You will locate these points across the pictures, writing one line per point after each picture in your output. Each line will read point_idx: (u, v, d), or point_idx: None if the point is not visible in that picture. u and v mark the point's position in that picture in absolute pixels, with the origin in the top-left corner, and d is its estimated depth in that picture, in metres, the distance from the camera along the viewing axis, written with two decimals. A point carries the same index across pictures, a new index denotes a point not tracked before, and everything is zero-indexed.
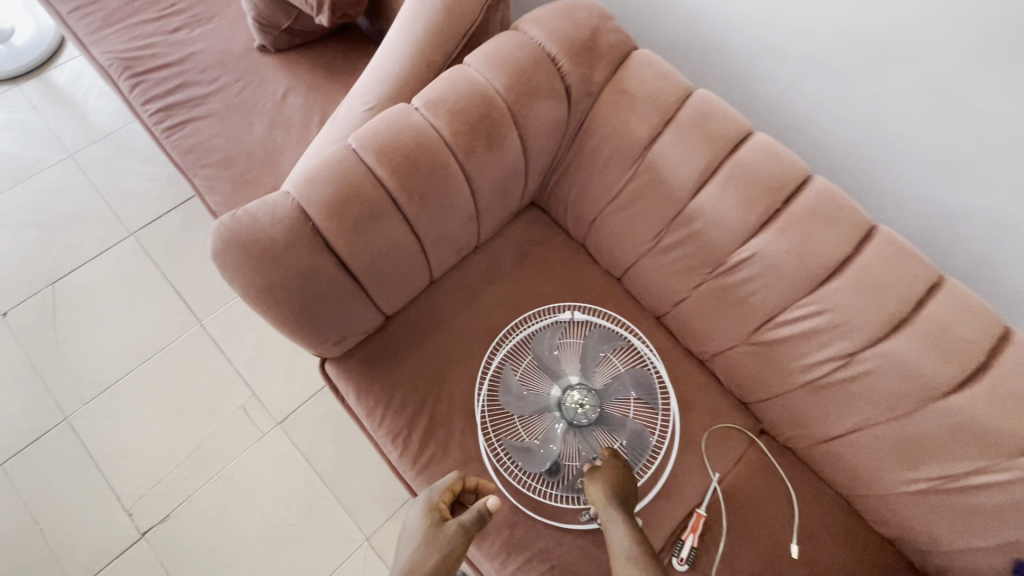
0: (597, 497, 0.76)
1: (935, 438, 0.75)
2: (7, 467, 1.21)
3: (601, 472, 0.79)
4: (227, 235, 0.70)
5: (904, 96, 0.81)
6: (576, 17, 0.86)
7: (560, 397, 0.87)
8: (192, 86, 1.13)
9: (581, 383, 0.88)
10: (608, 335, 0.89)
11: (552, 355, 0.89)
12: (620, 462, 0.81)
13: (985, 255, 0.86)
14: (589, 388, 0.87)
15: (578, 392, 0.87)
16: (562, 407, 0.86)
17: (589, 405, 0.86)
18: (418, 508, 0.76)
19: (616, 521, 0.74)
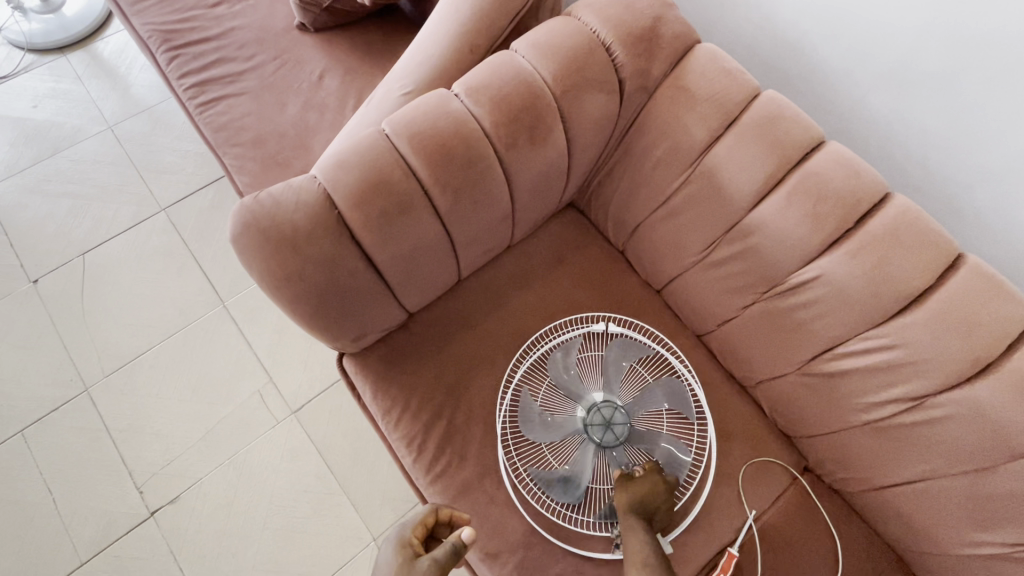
0: (622, 506, 0.73)
1: (1015, 499, 0.66)
2: (26, 434, 1.22)
3: (631, 482, 0.75)
4: (248, 218, 0.66)
5: (1008, 109, 0.71)
6: (636, 5, 0.79)
7: (585, 415, 0.83)
8: (229, 62, 1.10)
9: (607, 400, 0.84)
10: (629, 343, 0.85)
11: (572, 373, 0.85)
12: (658, 478, 0.76)
13: None
14: (616, 405, 0.83)
15: (604, 410, 0.83)
16: (589, 429, 0.82)
17: (617, 423, 0.82)
18: (389, 546, 0.69)
19: (636, 533, 0.72)
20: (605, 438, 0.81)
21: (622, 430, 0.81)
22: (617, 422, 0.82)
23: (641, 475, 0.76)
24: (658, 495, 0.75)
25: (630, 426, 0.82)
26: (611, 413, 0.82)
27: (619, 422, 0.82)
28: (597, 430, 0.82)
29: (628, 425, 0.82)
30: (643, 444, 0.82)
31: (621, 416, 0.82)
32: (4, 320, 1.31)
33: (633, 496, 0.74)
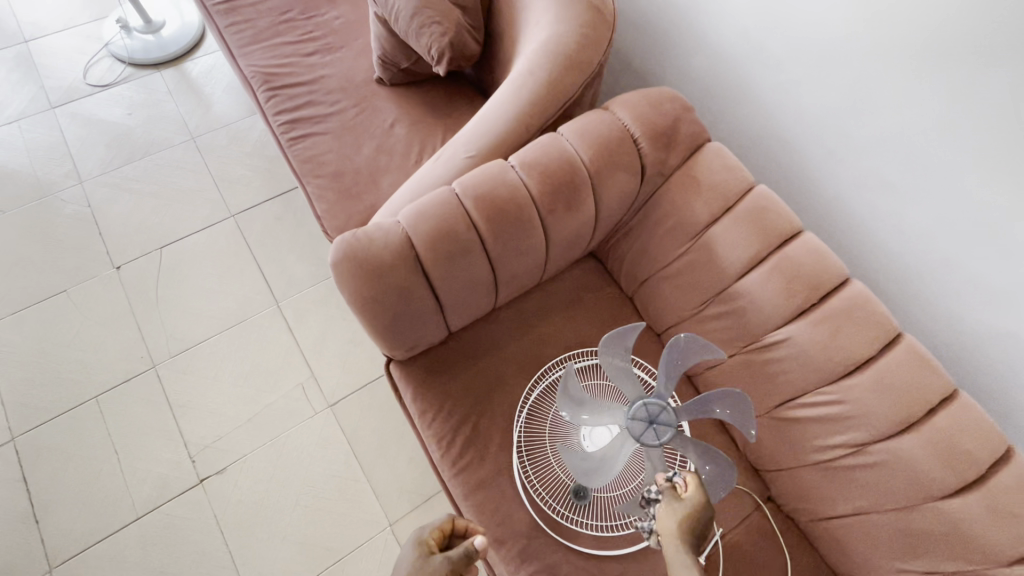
0: (667, 529, 0.70)
1: (929, 535, 0.82)
2: (101, 400, 1.40)
3: (668, 499, 0.73)
4: (346, 250, 0.85)
5: (949, 221, 0.91)
6: (661, 107, 0.99)
7: (632, 411, 0.80)
8: (317, 105, 1.31)
9: (658, 401, 0.80)
10: (696, 345, 0.76)
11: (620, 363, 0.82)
12: (700, 498, 0.72)
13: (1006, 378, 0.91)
14: (666, 407, 0.80)
15: (651, 407, 0.80)
16: (631, 423, 0.80)
17: (663, 426, 0.78)
18: (407, 543, 0.76)
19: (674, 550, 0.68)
20: (648, 440, 0.78)
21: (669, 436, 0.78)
22: (664, 427, 0.78)
23: (685, 495, 0.72)
24: (698, 513, 0.70)
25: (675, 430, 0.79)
26: (658, 411, 0.79)
27: (666, 429, 0.78)
28: (641, 430, 0.79)
29: (675, 429, 0.78)
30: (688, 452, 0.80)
31: (671, 420, 0.79)
32: (88, 299, 1.51)
33: (668, 511, 0.72)
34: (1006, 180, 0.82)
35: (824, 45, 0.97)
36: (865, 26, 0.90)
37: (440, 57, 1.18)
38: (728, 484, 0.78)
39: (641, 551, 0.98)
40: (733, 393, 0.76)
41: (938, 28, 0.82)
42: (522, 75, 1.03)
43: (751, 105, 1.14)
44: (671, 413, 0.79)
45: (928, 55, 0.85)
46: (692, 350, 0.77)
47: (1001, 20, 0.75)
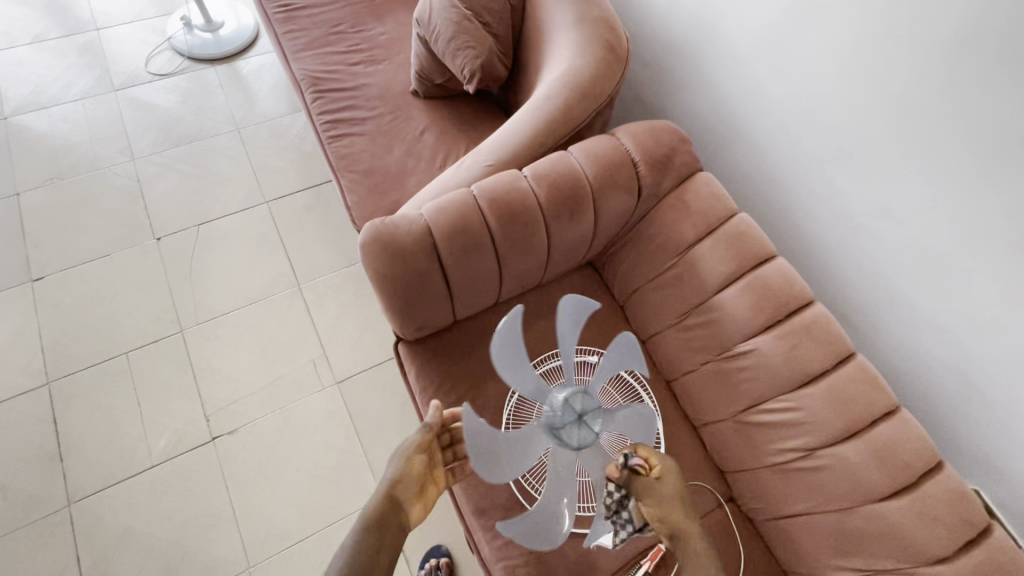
0: (676, 515, 0.83)
1: (865, 536, 0.92)
2: (131, 356, 1.53)
3: (668, 495, 0.83)
4: (375, 233, 0.98)
5: (906, 260, 1.07)
6: (661, 136, 1.12)
7: (555, 415, 0.77)
8: (357, 109, 1.46)
9: (573, 393, 0.78)
10: (575, 304, 0.76)
11: (513, 367, 0.75)
12: (673, 471, 0.84)
13: (949, 393, 1.07)
14: (581, 394, 0.78)
15: (572, 403, 0.77)
16: (564, 430, 0.76)
17: (588, 413, 0.78)
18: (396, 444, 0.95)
19: (696, 543, 0.83)
20: (587, 434, 0.77)
21: (598, 418, 0.78)
22: (590, 413, 0.77)
23: (667, 478, 0.83)
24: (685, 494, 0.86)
25: (598, 411, 0.79)
26: (579, 403, 0.78)
27: (592, 413, 0.78)
28: (575, 431, 0.76)
29: (598, 410, 0.79)
30: (617, 425, 0.80)
31: (592, 402, 0.78)
32: (129, 264, 1.65)
33: (675, 508, 0.83)
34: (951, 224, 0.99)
35: (811, 100, 1.15)
36: (846, 86, 1.08)
37: (471, 77, 1.32)
38: (650, 426, 0.83)
39: None
40: (621, 338, 0.80)
41: (901, 94, 1.00)
42: (541, 98, 1.17)
43: (750, 147, 1.31)
44: (586, 399, 0.78)
45: (896, 116, 1.02)
46: (578, 309, 0.77)
47: (950, 93, 0.94)
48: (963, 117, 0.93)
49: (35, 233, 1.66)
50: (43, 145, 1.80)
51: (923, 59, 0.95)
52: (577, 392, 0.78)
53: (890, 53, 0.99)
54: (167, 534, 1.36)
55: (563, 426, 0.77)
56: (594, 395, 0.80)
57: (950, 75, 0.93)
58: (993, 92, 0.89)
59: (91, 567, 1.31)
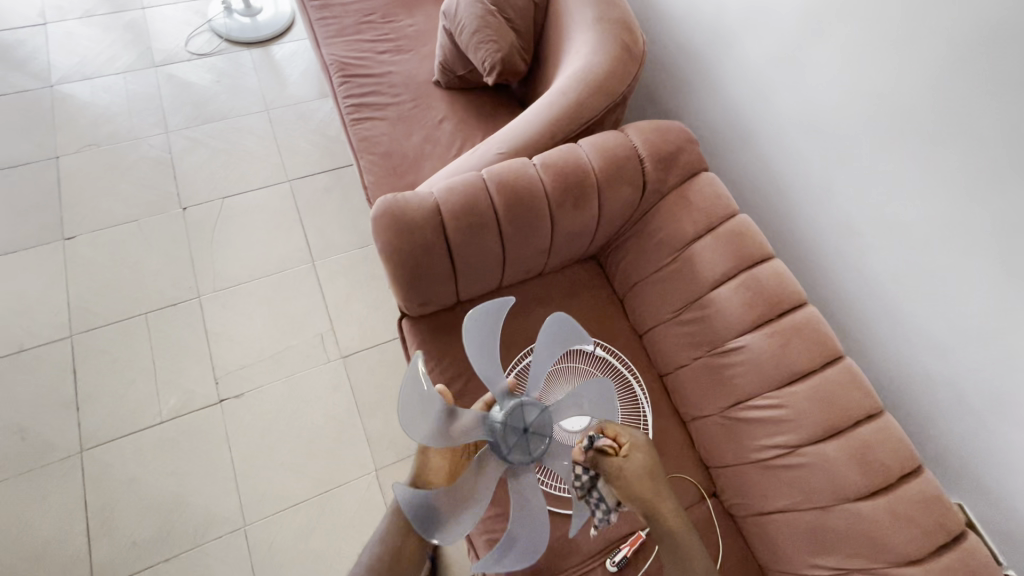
0: (651, 496, 0.80)
1: (841, 534, 0.94)
2: (150, 317, 1.60)
3: (632, 473, 0.79)
4: (387, 207, 1.03)
5: (904, 270, 1.09)
6: (668, 135, 1.16)
7: (501, 439, 0.79)
8: (380, 95, 1.52)
9: (510, 408, 0.81)
10: (478, 319, 0.77)
11: (441, 414, 0.74)
12: (644, 449, 0.82)
13: (940, 405, 1.08)
14: (518, 405, 0.81)
15: (511, 418, 0.80)
16: (516, 447, 0.80)
17: (530, 420, 0.81)
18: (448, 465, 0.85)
19: (669, 522, 0.81)
20: (536, 440, 0.81)
21: (543, 420, 0.82)
22: (531, 422, 0.81)
23: (638, 457, 0.80)
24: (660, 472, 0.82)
25: (540, 413, 0.83)
26: (519, 415, 0.81)
27: (535, 420, 0.82)
28: (524, 444, 0.80)
29: (539, 411, 0.82)
30: (565, 412, 0.84)
31: (531, 411, 0.82)
32: (155, 231, 1.73)
33: (645, 487, 0.80)
34: (945, 236, 1.02)
35: (818, 109, 1.17)
36: (855, 95, 1.10)
37: (491, 69, 1.37)
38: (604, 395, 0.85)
39: None
40: (546, 322, 0.81)
41: (906, 104, 1.02)
42: (556, 92, 1.21)
43: (758, 154, 1.33)
44: (524, 411, 0.81)
45: (898, 126, 1.04)
46: (488, 318, 0.78)
47: (953, 105, 0.96)
48: (964, 129, 0.95)
49: (70, 196, 1.75)
50: (84, 113, 1.89)
51: (927, 71, 0.98)
52: (513, 409, 0.81)
53: (895, 63, 1.02)
54: (169, 486, 1.42)
55: (512, 445, 0.80)
56: (531, 403, 0.83)
57: (954, 88, 0.95)
58: (992, 107, 0.91)
59: (97, 511, 1.37)
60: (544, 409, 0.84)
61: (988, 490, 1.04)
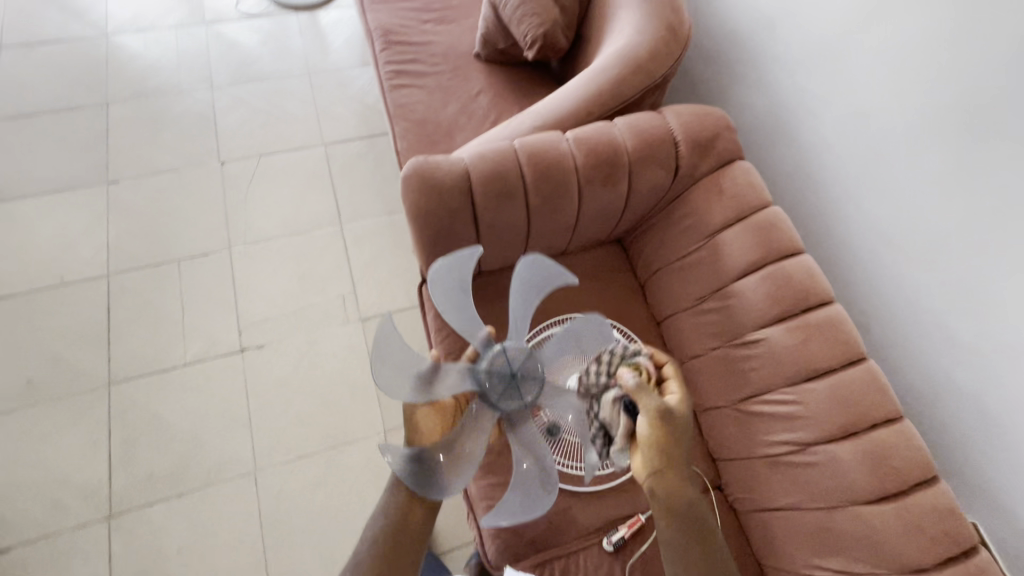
0: (676, 458, 0.75)
1: (846, 537, 0.93)
2: (183, 265, 1.66)
3: (673, 415, 0.75)
4: (418, 169, 1.05)
5: (940, 277, 1.06)
6: (706, 121, 1.14)
7: (487, 388, 0.76)
8: (420, 63, 1.52)
9: (495, 356, 0.77)
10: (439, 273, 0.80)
11: (420, 375, 0.76)
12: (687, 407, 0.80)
13: (964, 420, 1.05)
14: (503, 351, 0.77)
15: (497, 365, 0.77)
16: (507, 394, 0.76)
17: (518, 365, 0.77)
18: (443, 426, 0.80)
19: (675, 478, 0.75)
20: (527, 384, 0.76)
21: (532, 364, 0.77)
22: (519, 366, 0.76)
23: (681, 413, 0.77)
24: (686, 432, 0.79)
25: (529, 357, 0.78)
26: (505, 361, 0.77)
27: (523, 364, 0.77)
28: (514, 390, 0.76)
29: (527, 354, 0.78)
30: (554, 352, 0.79)
31: (517, 355, 0.77)
32: (193, 182, 1.78)
33: (675, 433, 0.75)
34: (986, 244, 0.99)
35: (867, 104, 1.16)
36: (904, 93, 1.10)
37: (532, 44, 1.36)
38: (600, 329, 0.79)
39: (592, 494, 1.10)
40: (517, 265, 0.77)
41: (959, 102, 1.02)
42: (595, 70, 1.20)
43: (802, 150, 1.31)
44: (509, 357, 0.77)
45: (944, 128, 1.04)
46: (451, 267, 0.80)
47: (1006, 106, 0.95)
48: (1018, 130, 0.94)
49: (117, 141, 1.81)
50: (136, 64, 1.95)
51: (978, 72, 0.99)
52: (497, 356, 0.77)
53: (948, 63, 1.03)
54: (188, 427, 1.47)
55: (501, 391, 0.76)
56: (515, 348, 0.78)
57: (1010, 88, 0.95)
58: None
59: (121, 442, 1.44)
60: (533, 353, 0.78)
61: (1006, 511, 1.00)
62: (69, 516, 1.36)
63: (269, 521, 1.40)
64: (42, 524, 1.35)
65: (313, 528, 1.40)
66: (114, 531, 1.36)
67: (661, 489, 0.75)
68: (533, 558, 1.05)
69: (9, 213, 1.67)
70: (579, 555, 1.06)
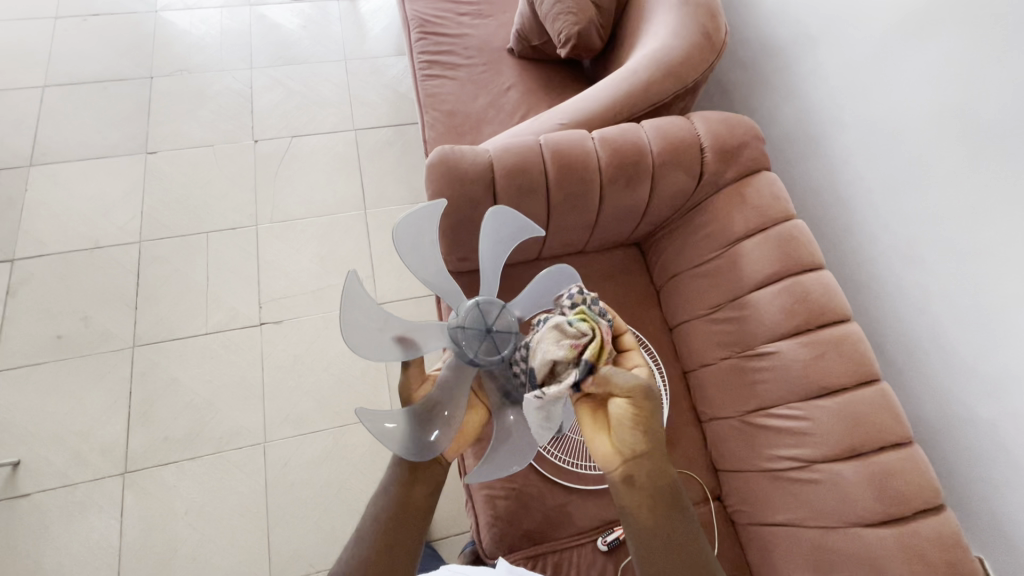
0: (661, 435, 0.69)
1: (844, 557, 0.91)
2: (211, 237, 1.71)
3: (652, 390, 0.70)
4: (443, 157, 1.07)
5: (963, 305, 1.04)
6: (734, 129, 1.14)
7: (465, 345, 0.75)
8: (454, 55, 1.54)
9: (468, 312, 0.76)
10: (404, 230, 0.74)
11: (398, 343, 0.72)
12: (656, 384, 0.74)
13: (976, 451, 1.02)
14: (476, 306, 0.76)
15: (471, 320, 0.75)
16: (485, 348, 0.75)
17: (492, 318, 0.76)
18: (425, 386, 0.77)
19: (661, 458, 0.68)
20: (503, 338, 0.75)
21: (506, 317, 0.77)
22: (495, 321, 0.76)
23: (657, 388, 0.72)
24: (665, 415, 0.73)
25: (501, 310, 0.77)
26: (479, 315, 0.76)
27: (498, 318, 0.76)
28: (489, 345, 0.75)
29: (502, 307, 0.77)
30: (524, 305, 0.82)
31: (492, 309, 0.77)
32: (227, 158, 1.83)
33: (654, 409, 0.69)
34: (1014, 272, 0.96)
35: (902, 122, 1.14)
36: (940, 111, 1.07)
37: (566, 42, 1.36)
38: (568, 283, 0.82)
39: (590, 493, 1.11)
40: (486, 218, 0.78)
41: (995, 125, 0.99)
42: (627, 71, 1.21)
43: (832, 166, 1.29)
44: (484, 312, 0.76)
45: (977, 149, 1.02)
46: (421, 222, 0.75)
47: None
48: None
49: (158, 114, 1.87)
50: (180, 40, 2.01)
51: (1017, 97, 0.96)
52: (470, 312, 0.76)
53: (985, 84, 1.00)
54: (204, 393, 1.52)
55: (474, 345, 0.75)
56: (489, 302, 0.77)
57: None
58: None
59: (140, 403, 1.50)
60: (506, 308, 0.78)
61: (1013, 548, 0.97)
62: (87, 469, 1.42)
63: (274, 492, 1.44)
64: (62, 474, 1.41)
65: (314, 502, 1.44)
66: (127, 486, 1.41)
67: (644, 474, 0.67)
68: (527, 550, 1.06)
69: (53, 176, 1.75)
70: (572, 551, 1.07)
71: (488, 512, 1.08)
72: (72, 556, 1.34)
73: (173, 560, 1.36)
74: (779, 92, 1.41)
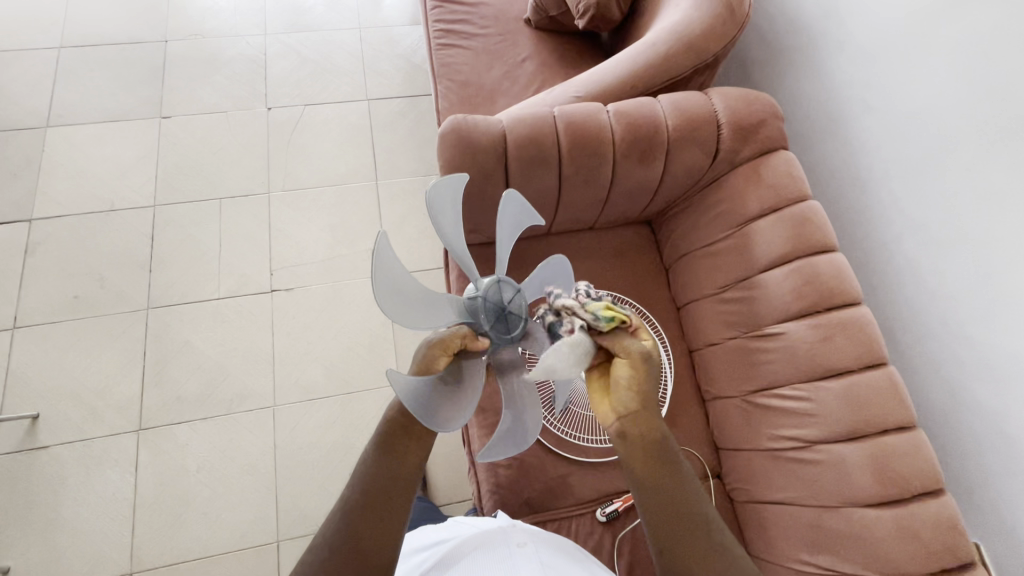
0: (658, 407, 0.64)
1: (839, 535, 0.93)
2: (224, 204, 1.72)
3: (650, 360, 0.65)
4: (456, 125, 1.06)
5: (974, 292, 1.03)
6: (753, 107, 1.12)
7: (493, 336, 0.70)
8: (470, 24, 1.51)
9: (477, 306, 0.70)
10: (386, 301, 0.64)
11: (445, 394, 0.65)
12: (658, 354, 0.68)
13: (977, 439, 1.03)
14: (479, 297, 0.70)
15: (484, 311, 0.69)
16: (513, 325, 0.70)
17: (495, 298, 0.70)
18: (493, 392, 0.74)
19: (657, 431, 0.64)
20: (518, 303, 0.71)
21: (507, 287, 0.71)
22: (504, 295, 0.70)
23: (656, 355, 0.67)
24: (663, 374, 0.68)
25: (500, 284, 0.71)
26: (484, 302, 0.70)
27: (502, 291, 0.71)
28: (508, 321, 0.70)
29: (497, 279, 0.71)
30: (504, 244, 0.74)
31: (491, 289, 0.70)
32: (240, 125, 1.83)
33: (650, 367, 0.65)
34: None
35: (924, 105, 1.11)
36: (964, 93, 1.05)
37: (585, 12, 1.35)
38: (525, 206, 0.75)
39: (590, 465, 1.12)
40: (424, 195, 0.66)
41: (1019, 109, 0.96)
42: (645, 44, 1.18)
43: (850, 149, 1.26)
44: (484, 294, 0.70)
45: (1000, 132, 0.99)
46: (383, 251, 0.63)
47: None
48: None
49: (172, 78, 1.87)
50: (196, 3, 1.99)
51: None
52: (479, 305, 0.70)
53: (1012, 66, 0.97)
54: (216, 356, 1.55)
55: (499, 329, 0.70)
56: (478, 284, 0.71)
57: None
58: None
59: (154, 363, 1.53)
60: (500, 277, 0.72)
61: (1010, 535, 0.98)
62: (102, 425, 1.46)
63: (281, 453, 1.48)
64: (78, 428, 1.45)
65: (320, 466, 1.47)
66: (140, 442, 1.46)
67: (628, 437, 0.62)
68: (527, 517, 1.09)
69: (69, 137, 1.76)
70: (571, 521, 1.09)
71: (489, 481, 1.10)
72: (89, 506, 1.40)
73: (184, 513, 1.41)
74: (801, 70, 1.37)
